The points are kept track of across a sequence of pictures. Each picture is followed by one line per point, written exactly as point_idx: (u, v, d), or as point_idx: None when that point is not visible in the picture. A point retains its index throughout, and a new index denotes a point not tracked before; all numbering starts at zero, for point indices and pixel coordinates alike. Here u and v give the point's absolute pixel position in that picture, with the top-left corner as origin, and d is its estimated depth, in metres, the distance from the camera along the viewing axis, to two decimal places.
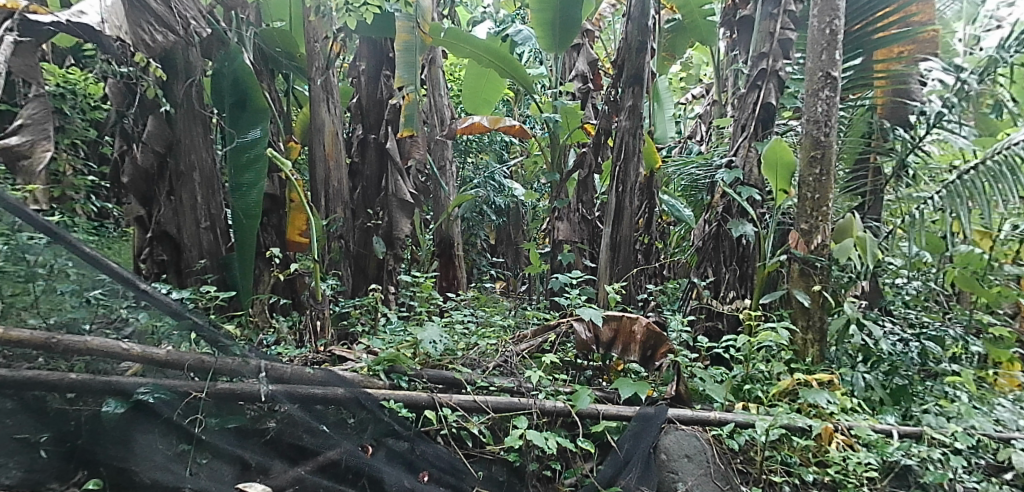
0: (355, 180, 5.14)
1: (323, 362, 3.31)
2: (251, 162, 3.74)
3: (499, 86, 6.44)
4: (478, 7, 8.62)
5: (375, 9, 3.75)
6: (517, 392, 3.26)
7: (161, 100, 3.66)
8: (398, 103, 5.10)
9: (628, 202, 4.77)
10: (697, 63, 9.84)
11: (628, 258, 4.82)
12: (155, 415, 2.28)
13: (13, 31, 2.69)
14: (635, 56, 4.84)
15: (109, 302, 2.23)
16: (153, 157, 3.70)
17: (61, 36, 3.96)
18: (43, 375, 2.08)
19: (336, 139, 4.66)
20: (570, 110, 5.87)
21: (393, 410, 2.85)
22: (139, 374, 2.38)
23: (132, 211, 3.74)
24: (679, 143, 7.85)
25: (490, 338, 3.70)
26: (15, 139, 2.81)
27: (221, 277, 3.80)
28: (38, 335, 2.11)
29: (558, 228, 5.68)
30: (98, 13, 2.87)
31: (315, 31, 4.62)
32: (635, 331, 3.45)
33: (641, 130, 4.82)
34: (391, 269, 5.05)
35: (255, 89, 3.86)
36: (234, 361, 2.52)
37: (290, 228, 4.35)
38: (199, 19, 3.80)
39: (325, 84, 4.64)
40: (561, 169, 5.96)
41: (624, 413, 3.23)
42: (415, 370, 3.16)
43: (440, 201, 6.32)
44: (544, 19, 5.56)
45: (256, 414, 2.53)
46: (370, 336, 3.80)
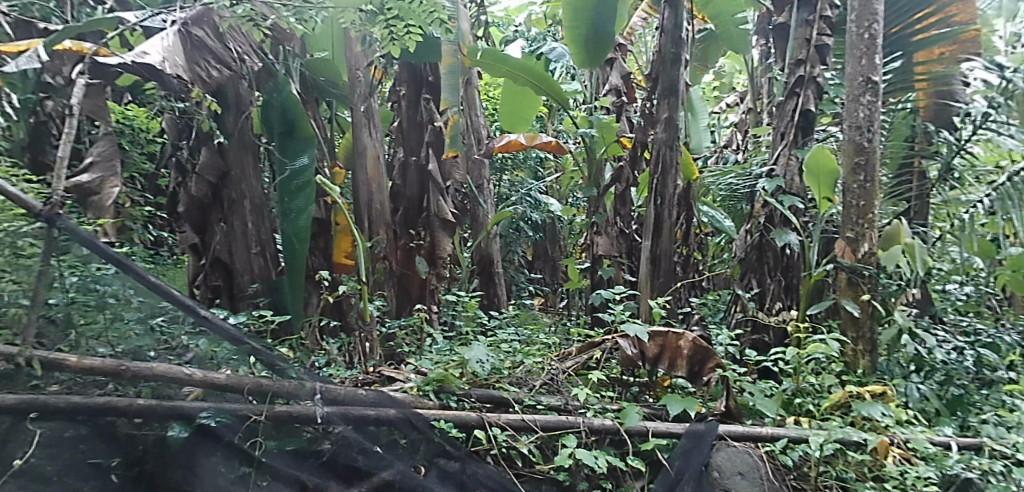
0: (398, 202, 5.14)
1: (373, 383, 3.38)
2: (300, 188, 3.86)
3: (534, 102, 6.45)
4: (510, 27, 8.76)
5: (417, 34, 3.80)
6: (564, 411, 3.26)
7: (216, 133, 3.80)
8: (440, 125, 5.22)
9: (667, 214, 4.75)
10: (729, 72, 9.89)
11: (669, 271, 4.78)
12: (216, 439, 2.35)
13: (85, 75, 2.62)
14: (670, 68, 4.83)
15: (171, 328, 2.41)
16: (207, 187, 3.82)
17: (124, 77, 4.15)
18: (113, 401, 2.20)
19: (377, 163, 4.78)
20: (606, 124, 5.78)
21: (443, 430, 2.87)
22: (201, 399, 2.45)
23: (187, 239, 3.82)
24: (714, 153, 7.80)
25: (535, 356, 3.71)
26: (86, 176, 2.93)
27: (273, 300, 3.90)
28: (107, 363, 2.26)
29: (598, 243, 5.65)
30: (160, 53, 2.96)
31: (357, 60, 4.82)
32: (681, 346, 3.42)
33: (677, 141, 4.81)
34: (434, 288, 5.05)
35: (302, 117, 3.99)
36: (290, 383, 2.58)
37: (337, 251, 4.56)
38: (249, 53, 3.94)
39: (367, 111, 4.88)
40: (598, 183, 5.94)
41: (675, 431, 3.19)
42: (463, 390, 3.19)
43: (480, 220, 6.53)
44: (578, 35, 5.60)
45: (312, 436, 2.56)
46: (417, 356, 3.87)
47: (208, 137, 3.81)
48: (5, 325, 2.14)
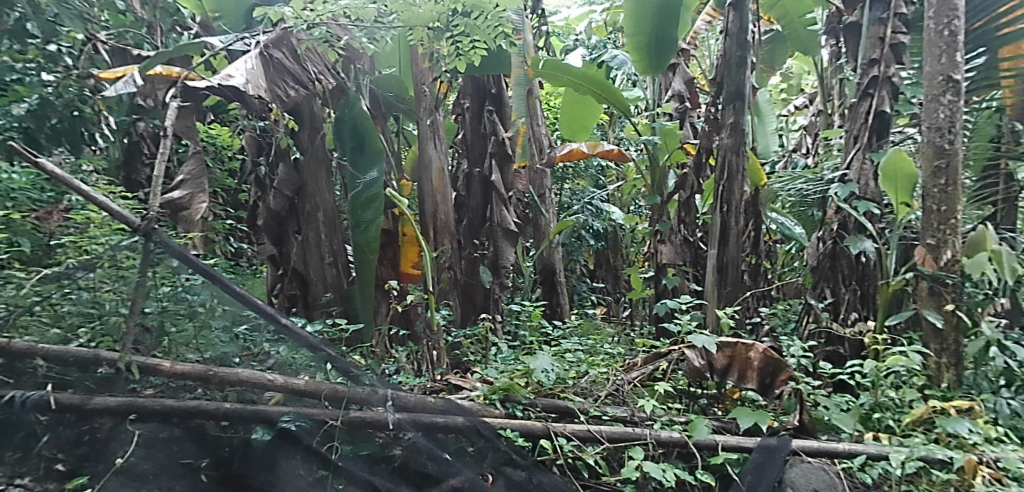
0: (463, 212, 5.37)
1: (440, 391, 3.44)
2: (370, 200, 4.01)
3: (596, 111, 6.45)
4: (571, 36, 8.79)
5: (482, 50, 3.95)
6: (630, 422, 3.24)
7: (292, 149, 4.00)
8: (502, 137, 5.29)
9: (734, 221, 4.65)
10: (797, 73, 9.58)
11: (737, 280, 4.68)
12: (297, 442, 2.44)
13: (178, 98, 2.80)
14: (736, 72, 4.74)
15: (254, 336, 2.55)
16: (284, 201, 4.00)
17: (211, 98, 4.40)
18: (202, 404, 2.38)
19: (443, 175, 4.85)
20: (669, 130, 5.76)
21: (509, 439, 2.91)
22: (281, 403, 2.56)
23: (265, 251, 4.06)
24: (783, 157, 7.58)
25: (600, 366, 3.69)
26: (179, 192, 3.13)
27: (345, 308, 4.03)
28: (197, 369, 2.45)
29: (662, 251, 5.50)
30: (244, 75, 3.12)
31: (423, 74, 4.74)
32: (750, 358, 3.34)
33: (743, 147, 4.71)
34: (497, 298, 5.12)
35: (371, 133, 4.17)
36: (364, 390, 2.65)
37: (404, 261, 4.65)
38: (324, 73, 4.08)
39: (432, 123, 4.78)
40: (662, 191, 5.80)
41: (745, 444, 3.12)
42: (529, 399, 3.20)
43: (541, 229, 6.49)
44: (640, 43, 5.55)
45: (384, 441, 2.65)
46: (483, 365, 3.93)
47: (285, 152, 4.00)
48: (109, 333, 2.38)
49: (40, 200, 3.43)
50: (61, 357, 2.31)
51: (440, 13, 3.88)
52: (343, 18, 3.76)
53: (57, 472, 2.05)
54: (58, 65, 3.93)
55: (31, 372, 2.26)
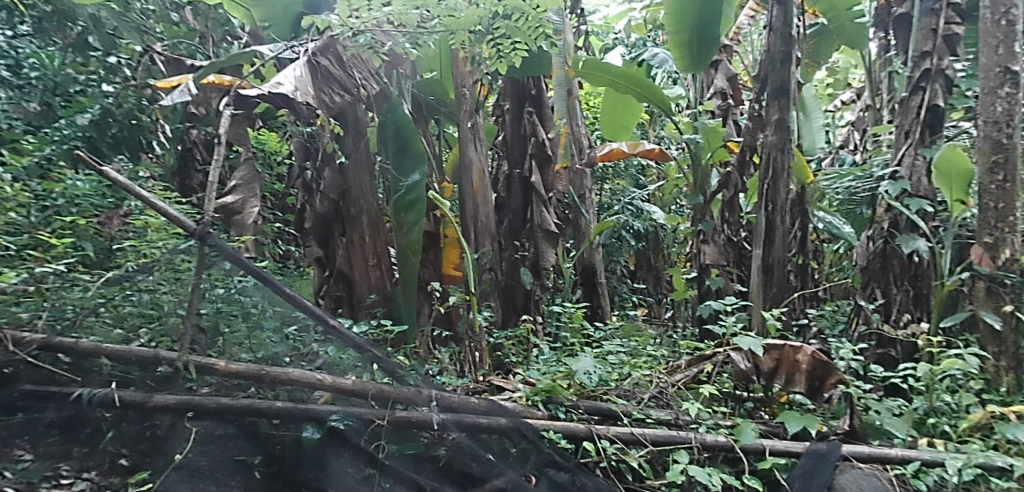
0: (503, 214, 5.40)
1: (483, 392, 3.48)
2: (413, 202, 4.07)
3: (636, 110, 6.40)
4: (610, 34, 8.76)
5: (522, 51, 4.06)
6: (676, 425, 3.20)
7: (337, 153, 4.06)
8: (542, 139, 5.34)
9: (780, 221, 4.57)
10: (844, 67, 9.33)
11: (783, 281, 4.60)
12: (346, 441, 2.44)
13: (231, 106, 2.89)
14: (781, 67, 4.65)
15: (303, 336, 2.62)
16: (329, 204, 4.07)
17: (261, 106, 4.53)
18: (255, 402, 2.46)
19: (483, 176, 4.84)
20: (712, 129, 5.59)
21: (552, 441, 2.91)
22: (330, 403, 2.61)
23: (311, 253, 4.10)
24: (830, 154, 7.40)
25: (642, 368, 3.67)
26: (232, 197, 3.23)
27: (389, 309, 4.10)
28: (250, 367, 2.58)
29: (705, 252, 5.48)
30: (292, 83, 3.21)
31: (463, 77, 4.75)
32: (799, 360, 3.26)
33: (789, 144, 4.62)
34: (538, 299, 5.14)
35: (414, 136, 4.22)
36: (409, 390, 2.74)
37: (446, 262, 4.71)
38: (369, 79, 4.12)
39: (472, 126, 4.77)
40: (704, 190, 5.69)
41: (793, 449, 3.06)
42: (572, 401, 3.20)
43: (582, 230, 6.46)
44: (681, 41, 5.48)
45: (429, 441, 2.67)
46: (525, 366, 3.95)
47: (331, 157, 4.08)
48: (168, 334, 2.53)
49: (102, 206, 3.82)
50: (124, 357, 2.45)
51: (481, 16, 3.93)
52: (387, 23, 3.84)
53: (121, 467, 2.11)
54: (117, 76, 4.58)
55: (97, 370, 2.34)
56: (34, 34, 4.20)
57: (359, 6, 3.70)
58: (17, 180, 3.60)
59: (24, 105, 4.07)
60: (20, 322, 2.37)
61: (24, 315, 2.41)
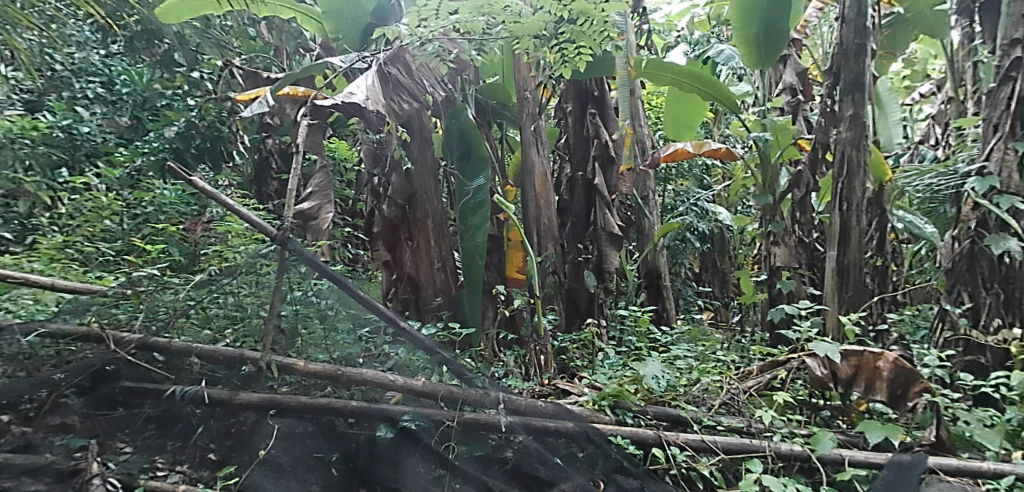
0: (566, 217, 5.40)
1: (549, 395, 3.48)
2: (478, 206, 4.13)
3: (701, 108, 6.27)
4: (672, 32, 8.64)
5: (588, 56, 4.10)
6: (748, 433, 3.12)
7: (404, 160, 4.16)
8: (605, 140, 5.30)
9: (856, 220, 4.38)
10: (923, 58, 8.72)
11: (859, 284, 4.40)
12: (416, 441, 2.51)
13: (308, 116, 3.01)
14: (853, 61, 4.47)
15: (375, 338, 2.70)
16: (397, 209, 4.16)
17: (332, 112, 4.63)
18: (331, 402, 2.60)
19: (546, 179, 4.83)
20: (781, 126, 5.47)
21: (620, 446, 2.87)
22: (401, 403, 2.70)
23: (380, 257, 4.20)
24: (909, 150, 7.05)
25: (712, 374, 3.60)
26: (308, 203, 3.32)
27: (453, 312, 4.15)
28: (327, 369, 2.72)
29: (775, 253, 5.28)
30: (364, 92, 3.32)
31: (525, 81, 4.76)
32: (880, 368, 3.12)
33: (865, 140, 4.44)
34: (602, 303, 5.09)
35: (478, 141, 4.27)
36: (478, 392, 2.72)
37: (509, 266, 4.71)
38: (435, 86, 4.19)
39: (535, 128, 4.79)
40: (774, 190, 5.41)
41: (875, 460, 2.92)
42: (640, 406, 3.16)
43: (645, 233, 6.33)
44: (748, 37, 5.34)
45: (497, 443, 2.64)
46: (590, 370, 3.93)
47: (398, 164, 4.17)
48: (251, 334, 2.68)
49: (185, 212, 4.48)
50: (213, 356, 2.62)
51: (547, 21, 3.96)
52: (454, 32, 3.93)
53: (210, 461, 2.31)
54: (200, 89, 5.19)
55: (188, 368, 2.52)
56: (125, 54, 5.04)
57: (428, 16, 3.78)
58: (111, 190, 4.48)
59: (117, 119, 4.99)
60: (120, 323, 2.59)
61: (123, 316, 2.62)
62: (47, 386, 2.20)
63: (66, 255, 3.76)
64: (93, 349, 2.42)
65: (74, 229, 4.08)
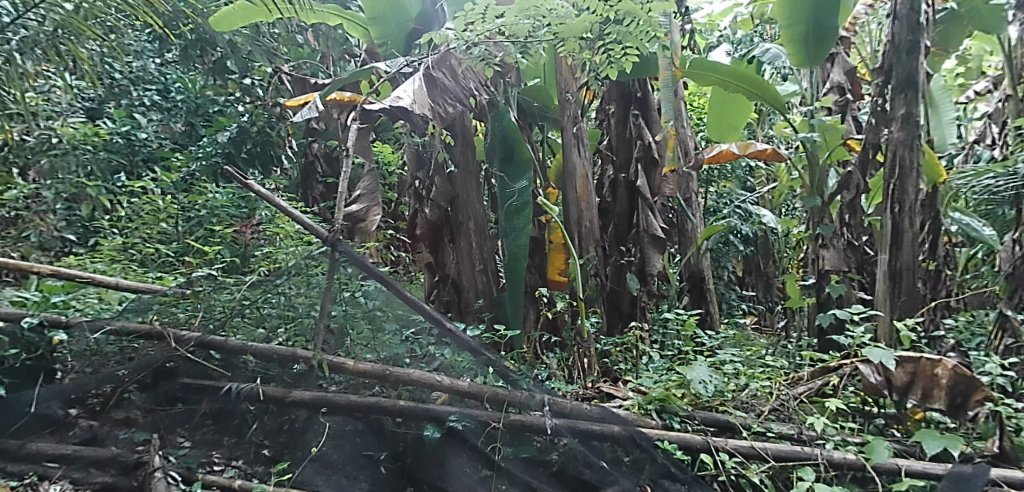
0: (608, 219, 5.37)
1: (592, 399, 3.47)
2: (521, 208, 4.14)
3: (746, 108, 6.16)
4: (715, 32, 8.53)
5: (634, 57, 4.08)
6: (799, 440, 3.05)
7: (447, 163, 4.20)
8: (647, 141, 5.24)
9: (908, 223, 4.26)
10: (978, 55, 8.35)
11: (912, 289, 4.25)
12: (463, 442, 2.57)
13: (358, 120, 3.11)
14: (906, 58, 4.33)
15: (420, 338, 2.73)
16: (439, 211, 4.25)
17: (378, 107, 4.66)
18: (379, 401, 2.64)
19: (586, 182, 4.79)
20: (830, 125, 5.32)
21: (666, 451, 2.84)
22: (447, 403, 2.71)
23: (422, 259, 4.28)
24: (963, 150, 6.79)
25: (761, 379, 3.53)
26: (357, 206, 3.37)
27: (495, 314, 4.17)
28: (374, 367, 2.70)
29: (823, 256, 5.13)
30: (410, 97, 3.35)
31: (567, 83, 4.73)
32: (938, 375, 3.03)
33: (918, 140, 4.29)
34: (645, 306, 5.03)
35: (520, 143, 4.28)
36: (523, 394, 2.67)
37: (551, 268, 4.70)
38: (478, 89, 4.21)
39: (577, 131, 4.76)
40: (822, 192, 5.21)
41: (933, 471, 2.82)
42: (687, 411, 3.11)
43: (688, 235, 6.25)
44: (796, 35, 5.21)
45: (542, 445, 2.63)
46: (634, 374, 3.89)
47: (441, 167, 4.20)
48: (303, 334, 2.76)
49: (236, 215, 4.51)
50: (266, 355, 2.73)
51: (593, 23, 3.97)
52: (499, 35, 3.95)
53: (264, 457, 2.61)
54: (250, 95, 5.34)
55: (243, 366, 2.73)
56: (178, 62, 5.27)
57: (474, 20, 3.84)
58: (166, 194, 4.66)
59: (172, 126, 5.25)
60: (180, 321, 2.81)
61: (183, 315, 2.83)
62: (113, 382, 2.64)
63: (127, 256, 3.98)
64: (154, 345, 2.74)
65: (134, 231, 4.31)
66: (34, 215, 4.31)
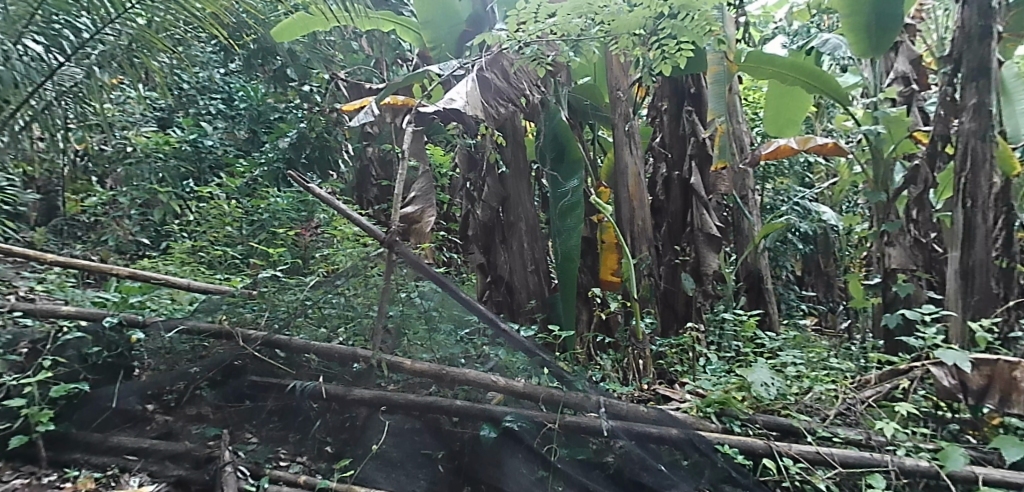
0: (661, 218, 5.31)
1: (649, 401, 3.43)
2: (571, 208, 4.12)
3: (805, 102, 5.98)
4: (769, 24, 8.33)
5: (690, 53, 3.99)
6: (867, 446, 2.95)
7: (499, 164, 4.27)
8: (703, 137, 5.15)
9: (981, 218, 4.05)
10: None
11: (987, 288, 4.00)
12: (519, 442, 2.57)
13: (413, 123, 3.25)
14: (977, 45, 4.13)
15: (475, 339, 2.78)
16: (490, 212, 4.29)
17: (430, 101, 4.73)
18: (436, 400, 2.69)
19: (639, 180, 4.73)
20: (895, 118, 4.97)
21: (727, 455, 2.78)
22: (502, 403, 2.73)
23: (474, 260, 4.30)
24: None
25: (826, 382, 3.42)
26: (412, 207, 3.40)
27: (549, 314, 4.17)
28: (432, 367, 2.76)
29: (889, 255, 4.91)
30: (464, 98, 3.38)
31: (618, 81, 4.69)
32: (1017, 378, 2.85)
33: (991, 131, 4.08)
34: (700, 306, 4.93)
35: (572, 142, 4.27)
36: (579, 395, 2.66)
37: (604, 269, 4.60)
38: (529, 88, 4.27)
39: (628, 128, 4.68)
40: (887, 187, 5.05)
41: (1013, 480, 2.69)
42: (748, 415, 3.05)
43: (744, 234, 6.10)
44: (856, 23, 5.01)
45: (598, 447, 2.60)
46: (691, 376, 3.82)
47: (493, 168, 4.29)
48: (361, 334, 2.83)
49: (296, 218, 4.59)
50: (328, 353, 2.83)
51: (646, 18, 3.93)
52: (551, 34, 3.97)
53: (327, 453, 2.68)
54: (309, 102, 5.50)
55: (305, 365, 2.84)
56: (242, 72, 5.53)
57: (526, 19, 3.90)
58: (231, 199, 4.85)
59: (236, 134, 5.44)
60: (246, 321, 2.92)
61: (250, 315, 2.93)
62: (186, 379, 2.81)
63: (196, 259, 4.20)
64: (222, 345, 2.88)
65: (203, 235, 4.54)
66: (111, 221, 4.56)
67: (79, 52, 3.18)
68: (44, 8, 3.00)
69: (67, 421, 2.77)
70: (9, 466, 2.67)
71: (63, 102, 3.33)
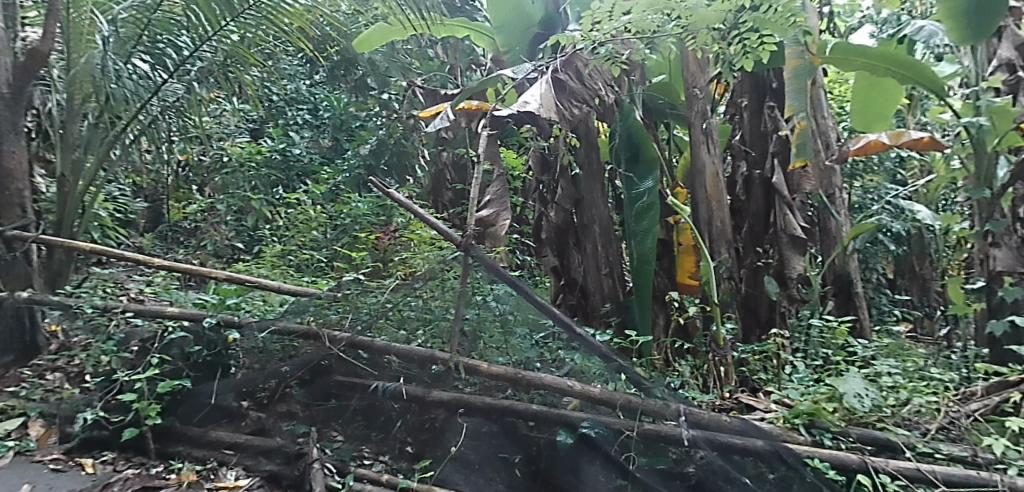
0: (742, 218, 5.13)
1: (731, 410, 3.35)
2: (647, 209, 4.04)
3: (896, 96, 5.69)
4: (855, 14, 7.97)
5: (772, 47, 3.85)
6: (973, 463, 2.75)
7: (572, 166, 4.26)
8: (785, 134, 4.96)
9: None
10: None
11: None
12: (596, 449, 2.57)
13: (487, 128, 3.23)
14: None
15: (550, 343, 2.77)
16: (564, 214, 4.28)
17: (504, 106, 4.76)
18: (512, 404, 2.70)
19: (718, 180, 4.60)
20: (1000, 109, 4.63)
21: (817, 469, 2.64)
22: (579, 409, 2.66)
23: (548, 263, 4.30)
24: None
25: (925, 395, 3.24)
26: (488, 210, 3.44)
27: (623, 319, 4.13)
28: (507, 370, 2.72)
29: (994, 256, 4.59)
30: (538, 102, 3.40)
31: (695, 77, 4.58)
32: None
33: None
34: (785, 311, 4.76)
35: (647, 142, 4.19)
36: (657, 402, 2.57)
37: (681, 272, 4.58)
38: (603, 87, 4.24)
39: (706, 127, 4.57)
40: (991, 182, 4.67)
41: None
42: (840, 427, 2.89)
43: (831, 235, 5.85)
44: (955, 7, 4.64)
45: (678, 456, 2.53)
46: (775, 385, 3.70)
47: (565, 170, 4.28)
48: (439, 336, 2.89)
49: (376, 222, 4.72)
50: (407, 355, 2.87)
51: (725, 12, 3.81)
52: (626, 33, 3.92)
53: (408, 453, 2.82)
54: (388, 109, 5.69)
55: (387, 365, 2.92)
56: (326, 82, 5.79)
57: (601, 18, 3.84)
58: (317, 204, 5.05)
59: (321, 141, 5.63)
60: (332, 322, 3.02)
61: (335, 316, 3.03)
62: (277, 377, 3.04)
63: (285, 262, 4.40)
64: (310, 345, 3.01)
65: (291, 239, 4.71)
66: (210, 226, 4.87)
67: (180, 69, 3.85)
68: (150, 29, 3.75)
69: (171, 415, 2.98)
70: (123, 456, 2.91)
71: (167, 117, 4.04)
